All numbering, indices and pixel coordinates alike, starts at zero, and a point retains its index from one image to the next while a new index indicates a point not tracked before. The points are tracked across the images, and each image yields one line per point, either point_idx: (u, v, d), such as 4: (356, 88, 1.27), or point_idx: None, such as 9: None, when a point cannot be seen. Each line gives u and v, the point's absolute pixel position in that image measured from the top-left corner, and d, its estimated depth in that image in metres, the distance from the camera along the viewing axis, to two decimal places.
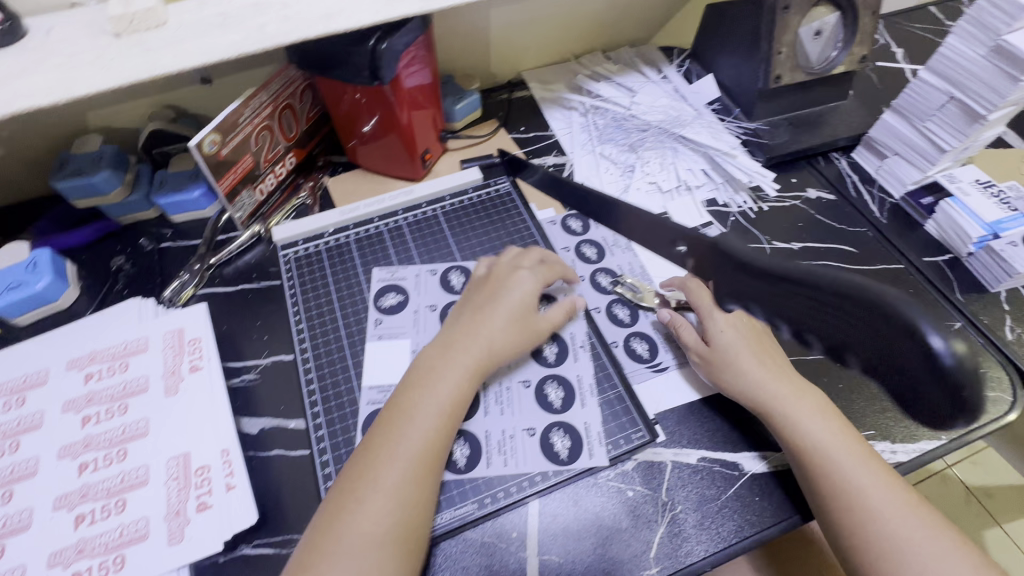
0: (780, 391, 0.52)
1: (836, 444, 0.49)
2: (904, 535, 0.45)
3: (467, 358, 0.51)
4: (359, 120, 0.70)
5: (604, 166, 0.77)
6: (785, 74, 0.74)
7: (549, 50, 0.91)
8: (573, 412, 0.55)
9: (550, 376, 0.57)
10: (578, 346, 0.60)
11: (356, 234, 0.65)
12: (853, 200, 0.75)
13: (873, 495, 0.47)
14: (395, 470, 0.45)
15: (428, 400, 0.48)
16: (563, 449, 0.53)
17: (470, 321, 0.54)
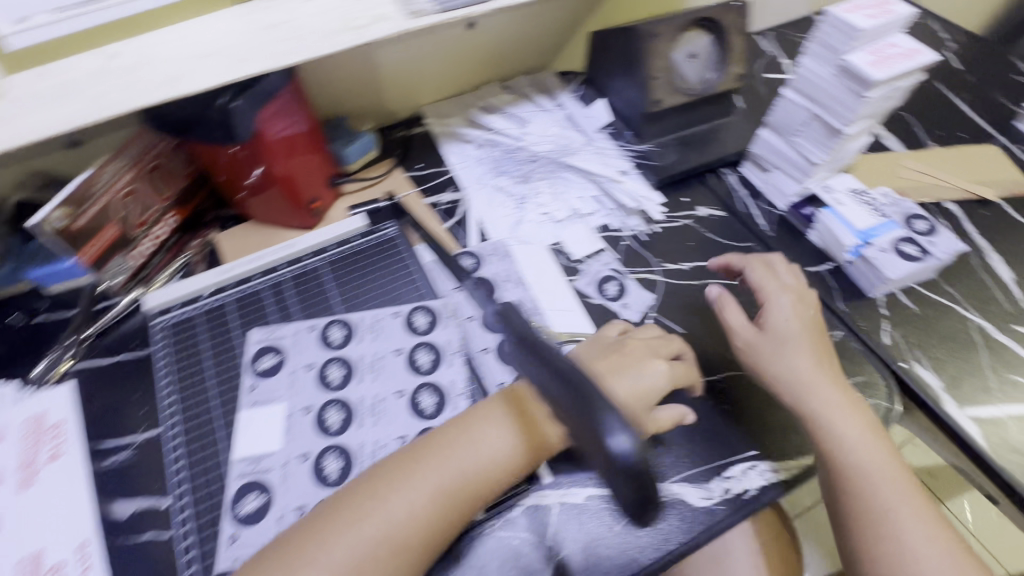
0: (833, 401, 0.54)
1: (872, 459, 0.52)
2: (908, 555, 0.48)
3: None
4: (240, 174, 0.68)
5: (499, 199, 0.77)
6: (665, 98, 0.76)
7: (446, 84, 0.91)
8: None
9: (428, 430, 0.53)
10: (458, 394, 0.55)
11: (235, 294, 0.63)
12: (741, 216, 0.76)
13: (886, 513, 0.50)
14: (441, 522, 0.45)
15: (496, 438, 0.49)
16: None
17: (577, 384, 0.54)
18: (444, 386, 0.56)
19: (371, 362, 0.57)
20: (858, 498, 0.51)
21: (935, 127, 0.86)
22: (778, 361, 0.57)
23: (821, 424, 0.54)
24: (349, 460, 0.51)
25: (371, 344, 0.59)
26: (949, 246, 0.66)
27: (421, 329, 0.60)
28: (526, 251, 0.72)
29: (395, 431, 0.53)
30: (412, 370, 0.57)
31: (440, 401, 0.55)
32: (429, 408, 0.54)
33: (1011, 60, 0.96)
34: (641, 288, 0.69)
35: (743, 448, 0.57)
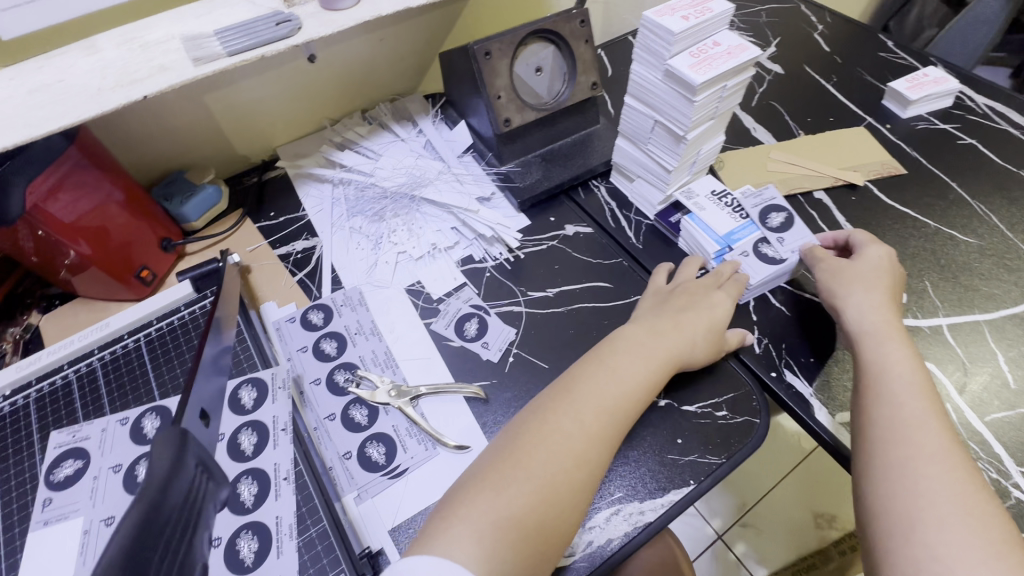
0: (885, 326, 0.55)
1: (898, 377, 0.51)
2: (899, 462, 0.46)
3: (662, 347, 0.55)
4: (50, 254, 0.60)
5: (355, 241, 0.72)
6: (514, 116, 0.72)
7: (300, 121, 0.86)
8: (266, 566, 0.47)
9: (245, 525, 0.48)
10: (281, 478, 0.51)
11: (39, 392, 0.56)
12: (610, 230, 0.73)
13: (897, 427, 0.48)
14: (577, 441, 0.48)
15: (629, 367, 0.53)
16: (249, 554, 0.47)
17: (674, 319, 0.58)
18: (266, 473, 0.51)
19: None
20: (864, 417, 0.50)
21: (804, 114, 0.85)
22: (832, 284, 0.59)
23: (865, 346, 0.54)
24: None
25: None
26: (802, 239, 0.64)
27: (247, 408, 0.55)
28: (379, 296, 0.67)
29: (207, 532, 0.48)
30: (235, 457, 0.52)
31: (260, 489, 0.50)
32: (249, 498, 0.50)
33: (878, 37, 0.96)
34: (503, 323, 0.64)
35: (609, 491, 0.52)
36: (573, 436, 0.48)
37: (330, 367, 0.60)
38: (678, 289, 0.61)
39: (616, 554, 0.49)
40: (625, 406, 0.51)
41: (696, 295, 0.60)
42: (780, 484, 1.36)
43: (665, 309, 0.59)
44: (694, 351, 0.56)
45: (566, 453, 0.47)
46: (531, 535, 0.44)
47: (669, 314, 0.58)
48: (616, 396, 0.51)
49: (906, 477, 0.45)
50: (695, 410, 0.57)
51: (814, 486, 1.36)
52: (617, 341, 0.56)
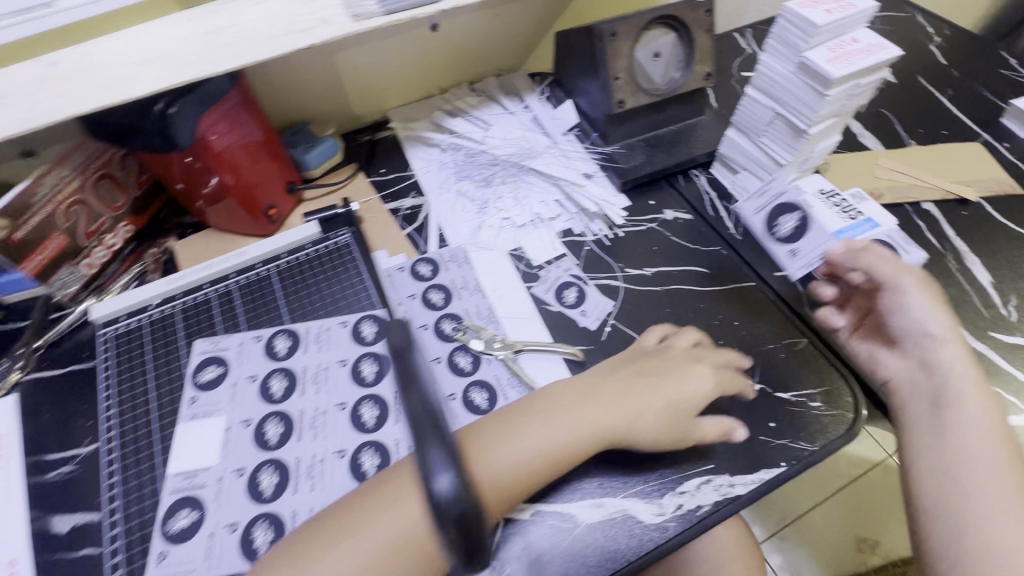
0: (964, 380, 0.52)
1: (982, 437, 0.49)
2: (999, 536, 0.45)
3: (602, 419, 0.51)
4: (196, 182, 0.67)
5: (461, 203, 0.76)
6: (628, 98, 0.74)
7: (413, 87, 0.90)
8: None
9: (367, 444, 0.52)
10: (399, 407, 0.54)
11: (184, 304, 0.62)
12: (709, 219, 0.74)
13: (981, 493, 0.47)
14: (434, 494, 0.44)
15: (534, 440, 0.49)
16: (371, 468, 0.50)
17: (625, 390, 0.53)
18: (387, 398, 0.54)
19: (315, 374, 0.56)
20: (957, 484, 0.48)
21: (915, 125, 0.83)
22: (898, 316, 0.55)
23: (945, 401, 0.52)
24: (285, 476, 0.50)
25: (317, 354, 0.57)
26: (816, 246, 0.64)
27: (368, 339, 0.58)
28: (484, 257, 0.70)
29: (335, 444, 0.52)
30: (357, 382, 0.55)
31: (381, 413, 0.53)
32: (371, 420, 0.53)
33: (999, 53, 0.93)
34: (601, 294, 0.67)
35: (699, 462, 0.55)
36: (441, 490, 0.44)
37: (438, 316, 0.65)
38: (644, 351, 0.59)
39: (706, 520, 0.51)
40: (524, 474, 0.48)
41: (664, 362, 0.57)
42: (823, 502, 1.35)
43: (618, 373, 0.55)
44: (632, 427, 0.52)
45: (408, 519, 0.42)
46: None
47: (619, 381, 0.54)
48: (524, 458, 0.48)
49: (1001, 551, 0.45)
50: (789, 398, 0.58)
51: (859, 508, 1.33)
52: (563, 391, 0.53)
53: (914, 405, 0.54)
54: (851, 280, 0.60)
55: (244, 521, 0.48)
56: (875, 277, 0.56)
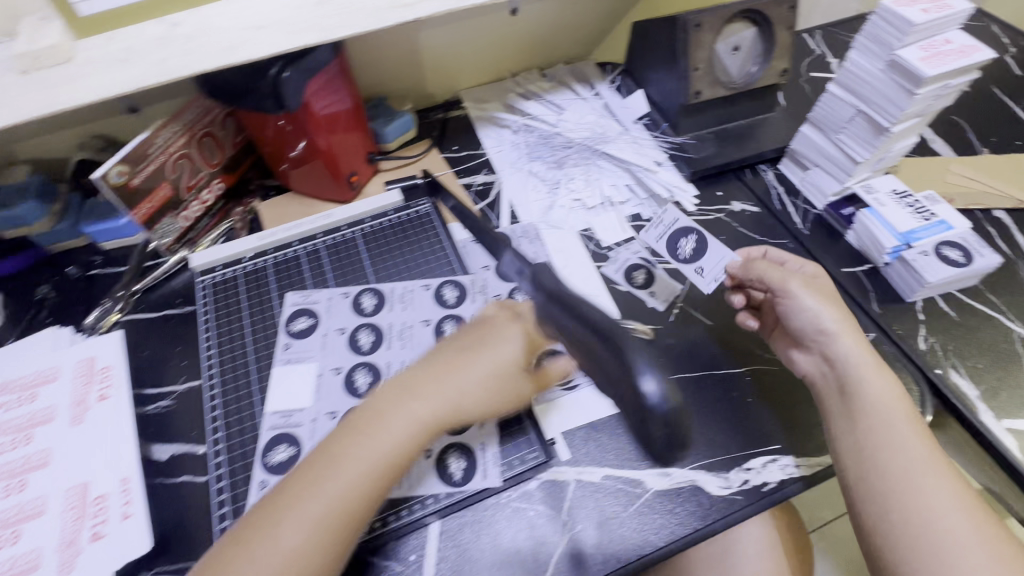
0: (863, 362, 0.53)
1: (889, 415, 0.50)
2: (915, 506, 0.46)
3: (430, 402, 0.49)
4: (286, 145, 0.70)
5: (532, 183, 0.78)
6: (704, 89, 0.75)
7: (486, 69, 0.92)
8: (471, 433, 0.56)
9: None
10: None
11: (275, 258, 0.66)
12: (777, 213, 0.76)
13: (908, 466, 0.48)
14: (334, 488, 0.44)
15: (363, 453, 0.46)
16: None
17: (449, 362, 0.51)
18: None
19: (400, 331, 0.59)
20: (876, 465, 0.48)
21: (988, 134, 0.83)
22: (793, 317, 0.56)
23: (851, 386, 0.52)
24: None
25: (401, 313, 0.60)
26: (718, 261, 0.69)
27: (450, 303, 0.61)
28: (556, 236, 0.73)
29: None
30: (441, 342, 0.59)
31: None
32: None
33: None
34: (669, 277, 0.68)
35: (764, 441, 0.56)
36: (333, 481, 0.44)
37: None
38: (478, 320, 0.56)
39: (771, 495, 0.54)
40: (370, 488, 0.46)
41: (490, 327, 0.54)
42: None
43: (436, 355, 0.53)
44: (461, 404, 0.50)
45: (307, 515, 0.43)
46: None
47: (440, 359, 0.52)
48: (361, 471, 0.45)
49: (930, 524, 0.45)
50: None
51: None
52: (396, 383, 0.51)
53: (824, 392, 0.54)
54: (755, 295, 0.63)
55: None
56: (766, 284, 0.59)
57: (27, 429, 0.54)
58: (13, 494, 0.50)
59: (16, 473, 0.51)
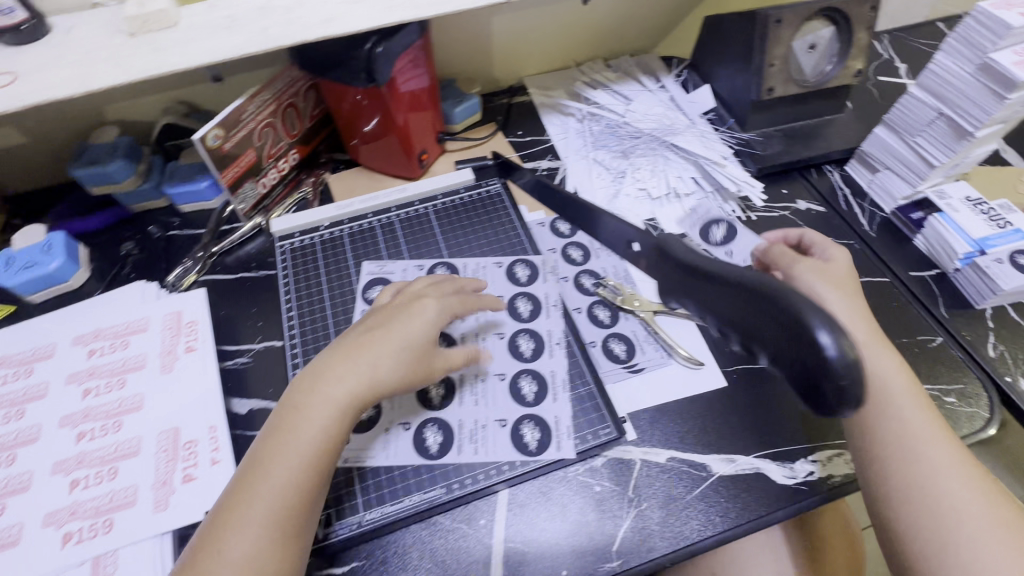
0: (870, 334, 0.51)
1: (891, 384, 0.49)
2: (920, 469, 0.46)
3: (339, 391, 0.47)
4: (361, 120, 0.72)
5: (597, 171, 0.79)
6: (778, 86, 0.75)
7: (551, 57, 0.93)
8: (545, 406, 0.57)
9: (526, 370, 0.59)
10: (555, 342, 0.61)
11: (350, 228, 0.68)
12: (843, 214, 0.76)
13: (911, 432, 0.48)
14: (273, 489, 0.43)
15: (292, 450, 0.44)
16: (530, 392, 0.58)
17: (355, 345, 0.49)
18: (541, 334, 0.61)
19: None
20: (884, 433, 0.48)
21: None
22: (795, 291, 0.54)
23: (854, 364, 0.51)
24: (452, 389, 0.57)
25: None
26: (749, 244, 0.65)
27: (522, 280, 0.65)
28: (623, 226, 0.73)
29: (497, 367, 0.59)
30: (514, 317, 0.62)
31: (538, 346, 0.61)
32: (527, 351, 0.60)
33: None
34: None
35: (831, 437, 0.57)
36: (274, 489, 0.43)
37: (577, 270, 0.67)
38: (386, 306, 0.54)
39: (838, 488, 0.54)
40: (308, 477, 0.44)
41: (400, 309, 0.53)
42: None
43: (348, 339, 0.50)
44: (379, 376, 0.48)
45: (255, 532, 0.41)
46: None
47: (349, 341, 0.50)
48: (297, 464, 0.44)
49: (935, 495, 0.45)
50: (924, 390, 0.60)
51: None
52: (310, 370, 0.49)
53: None
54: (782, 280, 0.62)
55: (416, 422, 0.56)
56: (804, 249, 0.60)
57: (120, 373, 0.56)
58: (112, 433, 0.53)
59: (112, 414, 0.54)
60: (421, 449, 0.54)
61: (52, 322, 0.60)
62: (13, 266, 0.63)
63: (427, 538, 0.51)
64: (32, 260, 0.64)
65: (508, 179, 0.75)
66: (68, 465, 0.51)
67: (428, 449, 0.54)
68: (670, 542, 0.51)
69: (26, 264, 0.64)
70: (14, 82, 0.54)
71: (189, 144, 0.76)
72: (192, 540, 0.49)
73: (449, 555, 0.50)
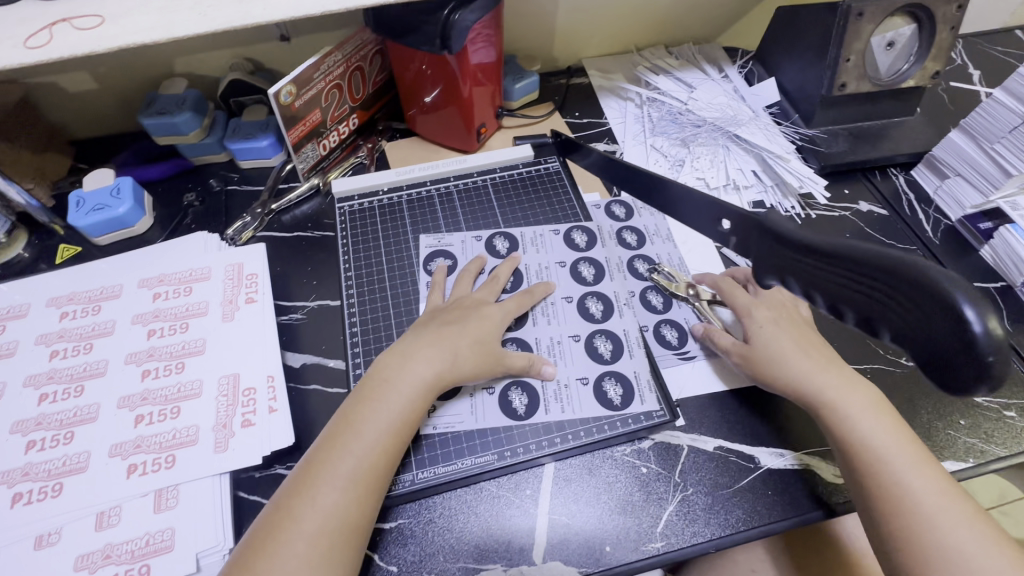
0: (833, 375, 0.52)
1: (880, 422, 0.49)
2: (920, 512, 0.44)
3: (425, 372, 0.51)
4: (422, 90, 0.72)
5: (654, 157, 0.78)
6: (850, 83, 0.73)
7: (613, 41, 0.91)
8: (622, 362, 0.58)
9: (598, 331, 0.60)
10: (622, 303, 0.62)
11: (409, 195, 0.71)
12: (906, 218, 0.73)
13: (908, 474, 0.46)
14: (351, 458, 0.45)
15: (379, 419, 0.47)
16: (606, 350, 0.59)
17: (439, 334, 0.53)
18: (608, 296, 0.63)
19: (538, 271, 0.64)
20: (880, 486, 0.46)
21: None
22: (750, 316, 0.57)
23: (832, 419, 0.50)
24: (528, 350, 0.58)
25: (533, 255, 0.65)
26: None
27: (581, 246, 0.66)
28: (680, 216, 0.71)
29: (570, 330, 0.60)
30: (578, 280, 0.64)
31: (607, 307, 0.62)
32: (598, 312, 0.61)
33: None
34: None
35: None
36: (353, 459, 0.45)
37: (631, 254, 0.67)
38: (453, 304, 0.58)
39: None
40: (390, 446, 0.47)
41: (467, 310, 0.57)
42: None
43: (427, 329, 0.54)
44: (458, 364, 0.52)
45: (331, 498, 0.43)
46: (329, 552, 0.42)
47: (432, 331, 0.54)
48: (381, 432, 0.47)
49: (946, 548, 0.42)
50: (983, 402, 0.58)
51: None
52: (395, 351, 0.53)
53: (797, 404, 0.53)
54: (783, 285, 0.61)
55: (499, 386, 0.56)
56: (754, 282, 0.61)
57: (183, 318, 0.58)
58: (177, 373, 0.54)
59: (175, 356, 0.55)
60: (508, 410, 0.55)
61: (115, 266, 0.62)
62: (85, 207, 0.65)
63: (472, 501, 0.52)
64: (102, 203, 0.65)
65: (569, 158, 0.75)
66: (133, 401, 0.52)
67: (516, 410, 0.55)
68: (714, 529, 0.50)
69: (96, 206, 0.65)
70: (102, 25, 0.53)
71: (252, 102, 0.77)
72: (246, 484, 0.50)
73: (491, 519, 0.51)
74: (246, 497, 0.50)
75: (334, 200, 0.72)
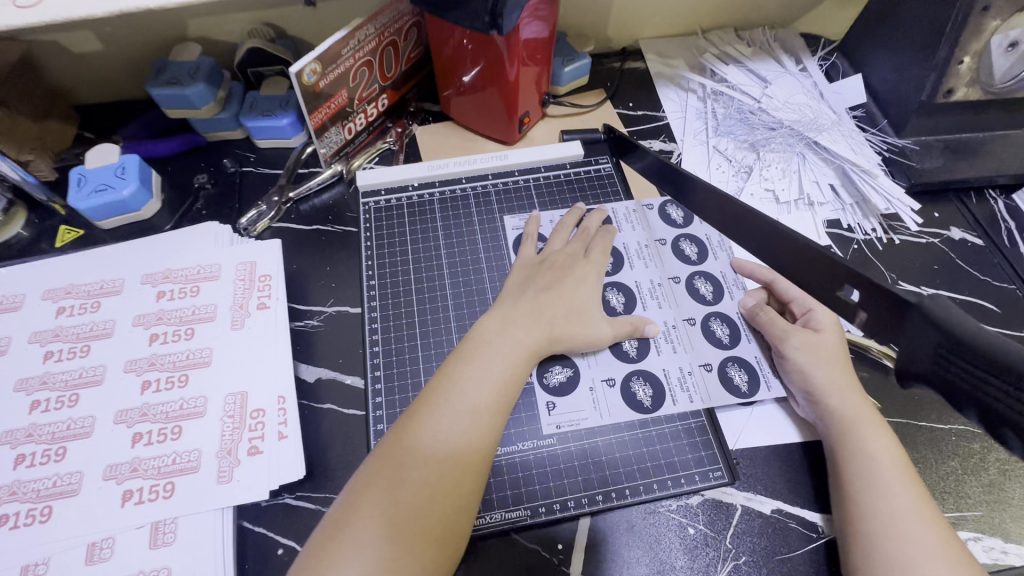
0: (858, 411, 0.47)
1: (885, 460, 0.45)
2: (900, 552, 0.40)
3: (524, 336, 0.49)
4: (461, 69, 0.64)
5: (717, 160, 0.69)
6: (958, 88, 0.63)
7: (675, 21, 0.81)
8: (742, 347, 0.56)
9: (713, 314, 0.57)
10: (732, 285, 0.59)
11: (441, 194, 0.64)
12: (1005, 250, 0.64)
13: (903, 514, 0.41)
14: (442, 432, 0.42)
15: (473, 390, 0.45)
16: (725, 334, 0.56)
17: (540, 303, 0.51)
18: (716, 276, 0.60)
19: (639, 250, 0.61)
20: (867, 518, 0.42)
21: None
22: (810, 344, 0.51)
23: (848, 438, 0.46)
24: (644, 339, 0.55)
25: (632, 232, 0.62)
26: None
27: (679, 222, 0.63)
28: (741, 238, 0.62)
29: (683, 313, 0.57)
30: (683, 260, 0.61)
31: (716, 288, 0.59)
32: (709, 294, 0.58)
33: None
34: None
35: (967, 508, 0.49)
36: (443, 431, 0.43)
37: (692, 270, 0.60)
38: (547, 261, 0.56)
39: None
40: (493, 416, 0.45)
41: (561, 272, 0.55)
42: None
43: (525, 297, 0.52)
44: (558, 330, 0.50)
45: (417, 472, 0.41)
46: (415, 528, 0.39)
47: (529, 300, 0.51)
48: (472, 406, 0.44)
49: None
50: None
51: None
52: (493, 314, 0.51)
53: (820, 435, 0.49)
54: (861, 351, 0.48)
55: (619, 377, 0.53)
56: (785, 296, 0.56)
57: (189, 322, 0.52)
58: (180, 387, 0.49)
59: (179, 367, 0.50)
60: (633, 403, 0.52)
61: (114, 257, 0.56)
62: (86, 187, 0.59)
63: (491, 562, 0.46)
64: (105, 184, 0.59)
65: (621, 158, 0.67)
66: (131, 417, 0.47)
67: (642, 403, 0.52)
68: None
69: (97, 186, 0.59)
70: None
71: (273, 74, 0.69)
72: (250, 516, 0.45)
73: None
74: (250, 528, 0.45)
75: (357, 194, 0.65)
